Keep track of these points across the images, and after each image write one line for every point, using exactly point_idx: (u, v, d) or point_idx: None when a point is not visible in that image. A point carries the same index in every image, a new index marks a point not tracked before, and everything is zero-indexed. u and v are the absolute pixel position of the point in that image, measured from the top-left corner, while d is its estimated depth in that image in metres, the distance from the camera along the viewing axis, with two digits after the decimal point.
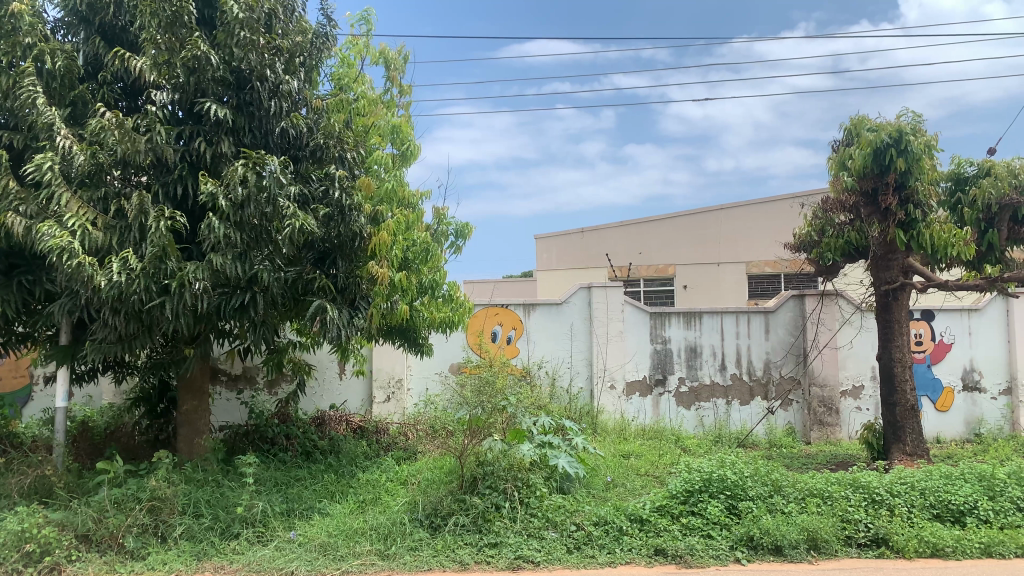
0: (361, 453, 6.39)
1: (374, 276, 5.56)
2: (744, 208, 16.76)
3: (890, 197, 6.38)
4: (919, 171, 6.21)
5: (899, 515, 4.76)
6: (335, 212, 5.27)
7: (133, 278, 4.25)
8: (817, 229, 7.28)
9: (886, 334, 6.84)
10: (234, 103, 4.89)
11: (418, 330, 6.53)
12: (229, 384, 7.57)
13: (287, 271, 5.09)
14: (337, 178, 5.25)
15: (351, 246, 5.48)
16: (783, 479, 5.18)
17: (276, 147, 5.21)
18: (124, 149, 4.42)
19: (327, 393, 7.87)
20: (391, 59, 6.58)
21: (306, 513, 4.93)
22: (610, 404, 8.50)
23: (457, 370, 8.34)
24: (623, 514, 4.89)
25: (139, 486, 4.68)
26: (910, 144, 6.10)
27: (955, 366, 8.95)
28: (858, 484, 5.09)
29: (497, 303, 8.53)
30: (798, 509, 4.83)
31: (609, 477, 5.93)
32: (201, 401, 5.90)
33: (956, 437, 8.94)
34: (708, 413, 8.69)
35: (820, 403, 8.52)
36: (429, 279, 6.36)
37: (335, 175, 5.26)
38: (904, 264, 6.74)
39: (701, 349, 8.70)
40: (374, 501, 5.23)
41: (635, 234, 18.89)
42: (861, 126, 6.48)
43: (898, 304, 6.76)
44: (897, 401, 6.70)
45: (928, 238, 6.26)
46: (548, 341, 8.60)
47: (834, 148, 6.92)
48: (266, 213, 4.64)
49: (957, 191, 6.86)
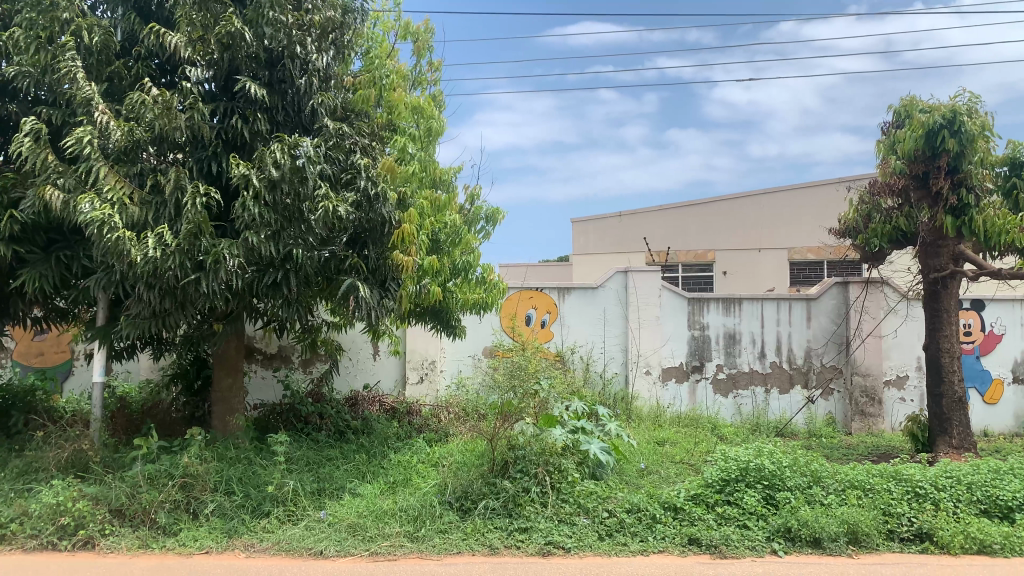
0: (393, 434, 6.37)
1: (401, 263, 5.39)
2: (787, 193, 16.42)
3: (941, 181, 6.10)
4: (973, 152, 5.93)
5: (944, 510, 4.59)
6: (364, 200, 5.19)
7: (168, 255, 4.25)
8: (863, 214, 6.98)
9: (933, 323, 6.63)
10: (267, 81, 4.90)
11: (451, 312, 6.45)
12: (264, 363, 7.62)
13: (320, 251, 5.07)
14: (363, 165, 5.12)
15: (381, 231, 5.40)
16: (822, 470, 5.02)
17: (310, 127, 5.20)
18: (161, 124, 4.43)
19: (361, 373, 7.85)
20: (417, 33, 6.47)
21: (337, 493, 4.93)
22: (645, 390, 8.42)
23: (491, 353, 8.27)
24: (657, 502, 4.80)
25: (172, 462, 4.70)
26: (964, 125, 5.82)
27: (1005, 358, 8.66)
28: (900, 477, 4.93)
29: (532, 286, 8.45)
30: (838, 501, 4.67)
31: (642, 464, 5.85)
32: (236, 378, 5.96)
33: (1005, 430, 8.65)
34: (746, 401, 8.53)
35: (862, 393, 8.30)
36: (463, 261, 6.24)
37: (361, 161, 5.12)
38: (955, 251, 6.47)
39: (740, 337, 8.53)
40: (404, 482, 5.20)
41: (674, 218, 18.64)
42: (914, 107, 6.23)
43: (948, 293, 6.54)
44: (944, 392, 6.51)
45: (982, 224, 6.01)
46: (583, 325, 8.50)
47: (884, 131, 6.67)
48: (299, 192, 4.63)
49: (1015, 175, 6.62)
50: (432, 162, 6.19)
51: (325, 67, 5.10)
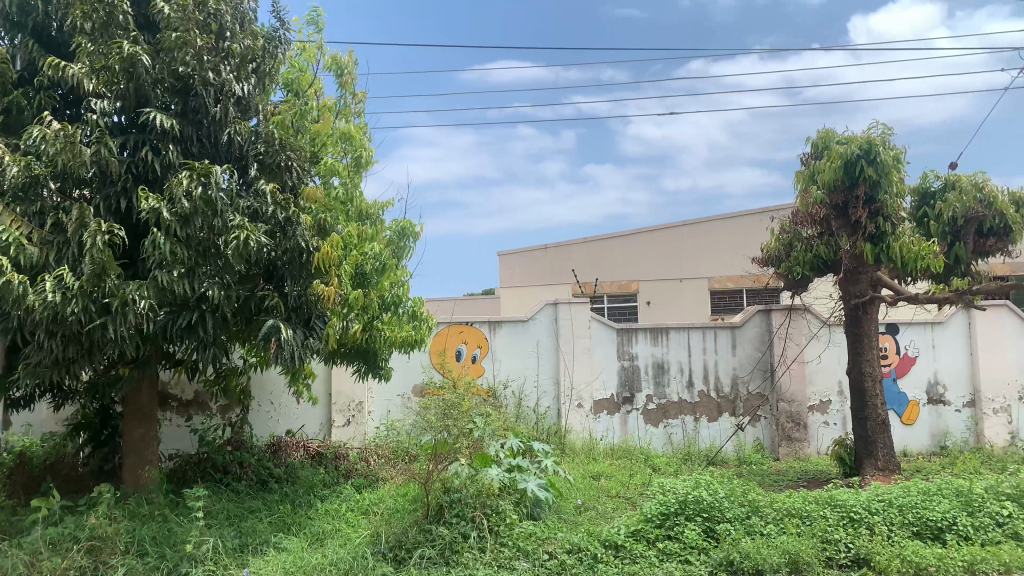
0: (319, 481, 6.09)
1: (321, 295, 5.23)
2: (706, 223, 16.81)
3: (859, 210, 6.30)
4: (888, 181, 6.17)
5: (880, 534, 4.62)
6: (275, 228, 5.00)
7: (69, 298, 3.95)
8: (785, 243, 7.11)
9: (856, 348, 6.79)
10: (179, 111, 4.66)
11: (378, 351, 6.20)
12: (180, 411, 7.21)
13: (237, 289, 4.83)
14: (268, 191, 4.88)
15: (299, 261, 5.16)
16: (760, 499, 5.02)
17: (226, 158, 4.97)
18: (65, 159, 4.14)
19: (284, 418, 7.50)
20: (342, 64, 6.34)
21: (261, 548, 4.62)
22: (578, 424, 8.32)
23: (420, 391, 8.05)
24: (598, 541, 4.68)
25: (77, 524, 4.33)
26: (880, 156, 6.07)
27: (919, 379, 8.96)
28: (835, 503, 4.97)
29: (462, 321, 8.28)
30: (778, 531, 4.65)
31: (579, 500, 5.74)
32: (150, 428, 5.60)
33: (922, 450, 8.91)
34: (677, 431, 8.54)
35: (788, 418, 8.43)
36: (392, 295, 6.09)
37: (267, 189, 4.87)
38: (873, 277, 6.67)
39: (668, 366, 8.57)
40: (333, 533, 4.93)
41: (598, 251, 18.84)
42: (830, 139, 6.45)
43: (867, 317, 6.71)
44: (868, 415, 6.65)
45: (897, 251, 6.17)
46: (514, 359, 8.38)
47: (803, 162, 6.84)
48: (213, 226, 4.41)
49: (923, 205, 7.02)
50: (357, 196, 6.02)
51: (244, 96, 4.93)
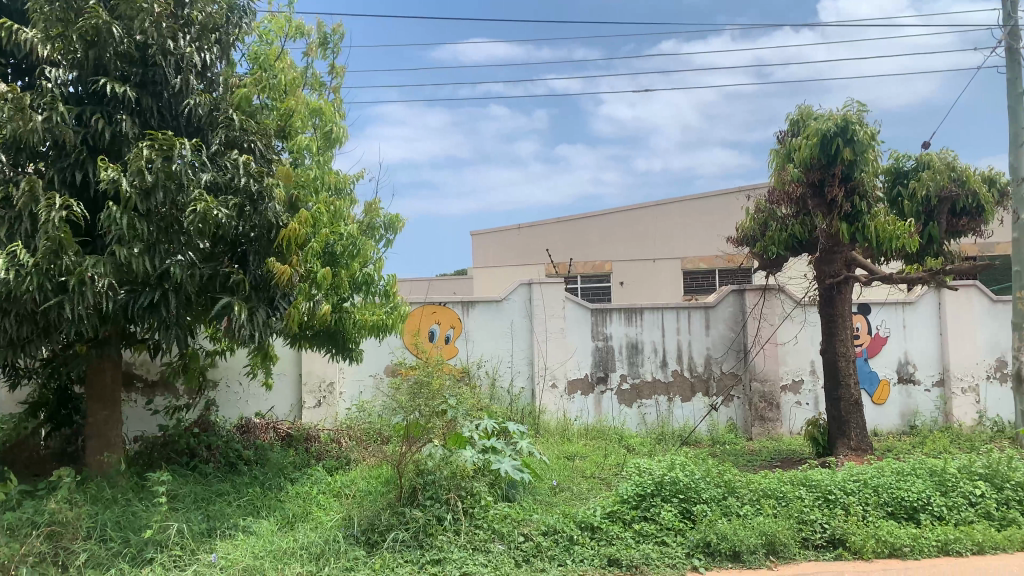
0: (290, 463, 5.97)
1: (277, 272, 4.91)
2: (680, 203, 16.79)
3: (835, 188, 6.25)
4: (865, 160, 6.14)
5: (855, 515, 4.62)
6: (246, 201, 4.83)
7: (23, 275, 3.79)
8: (760, 223, 7.07)
9: (829, 328, 6.79)
10: (138, 82, 4.47)
11: (349, 332, 6.05)
12: (144, 392, 7.06)
13: (201, 268, 4.69)
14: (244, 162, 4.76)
15: (268, 238, 5.06)
16: (736, 480, 4.98)
17: (188, 131, 4.79)
18: (15, 127, 4.02)
19: (253, 400, 7.33)
20: (308, 34, 6.10)
21: (229, 532, 4.50)
22: (552, 404, 8.26)
23: (392, 372, 7.94)
24: (573, 522, 4.62)
25: (36, 509, 4.18)
26: (856, 134, 6.01)
27: (890, 359, 9.01)
28: (811, 483, 4.96)
29: (436, 301, 8.12)
30: (753, 511, 4.62)
31: (554, 481, 5.68)
32: (114, 410, 5.43)
33: (892, 430, 8.99)
34: (650, 411, 8.53)
35: (761, 398, 8.45)
36: (363, 274, 5.96)
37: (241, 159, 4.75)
38: (847, 257, 6.66)
39: (642, 346, 8.53)
40: (303, 516, 4.83)
41: (571, 231, 18.76)
42: (807, 117, 6.38)
43: (841, 297, 6.72)
44: (841, 395, 6.68)
45: (873, 231, 6.15)
46: (487, 340, 8.28)
47: (779, 140, 6.77)
48: (176, 201, 4.25)
49: (897, 185, 7.00)
50: (327, 172, 5.84)
51: (206, 66, 4.77)
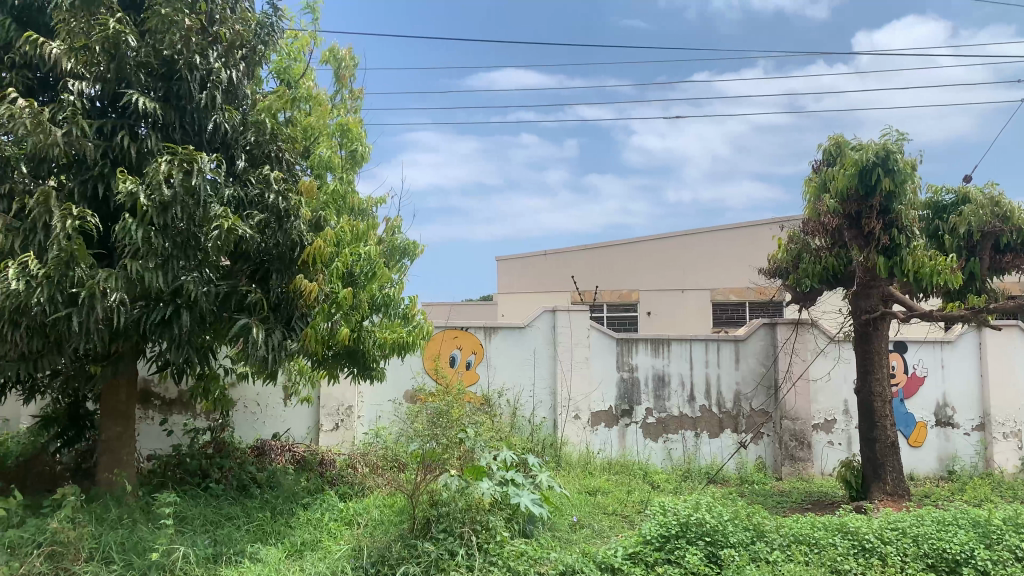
0: (303, 488, 5.82)
1: (303, 290, 4.86)
2: (710, 234, 16.57)
3: (873, 220, 6.03)
4: (904, 192, 5.91)
5: (892, 565, 4.35)
6: (271, 218, 4.77)
7: (34, 286, 3.73)
8: (794, 255, 6.84)
9: (865, 366, 6.53)
10: (162, 96, 4.41)
11: (368, 355, 5.92)
12: (162, 410, 6.99)
13: (218, 285, 4.61)
14: (272, 178, 4.74)
15: (289, 257, 4.97)
16: (766, 523, 4.75)
17: (210, 147, 4.70)
18: (35, 141, 3.94)
19: (270, 421, 7.24)
20: (339, 57, 6.13)
21: (235, 559, 4.35)
22: (574, 436, 8.06)
23: (412, 397, 7.79)
24: (593, 562, 4.41)
25: (38, 528, 4.05)
26: (897, 164, 5.79)
27: (927, 401, 8.69)
28: (846, 530, 4.71)
29: (457, 326, 8.04)
30: (784, 558, 4.37)
31: (574, 517, 5.48)
32: (128, 426, 5.35)
33: (930, 474, 8.65)
34: (676, 446, 8.26)
35: (791, 437, 8.16)
36: (382, 296, 5.79)
37: (270, 175, 4.75)
38: (884, 293, 6.45)
39: (669, 378, 8.30)
40: (312, 545, 4.67)
41: (599, 259, 18.59)
42: (843, 145, 6.19)
43: (879, 334, 6.45)
44: (878, 437, 6.39)
45: (911, 265, 5.86)
46: (509, 368, 8.11)
47: (814, 170, 6.58)
48: (193, 216, 4.16)
49: (936, 218, 6.77)
50: (351, 193, 5.76)
51: (232, 82, 4.69)
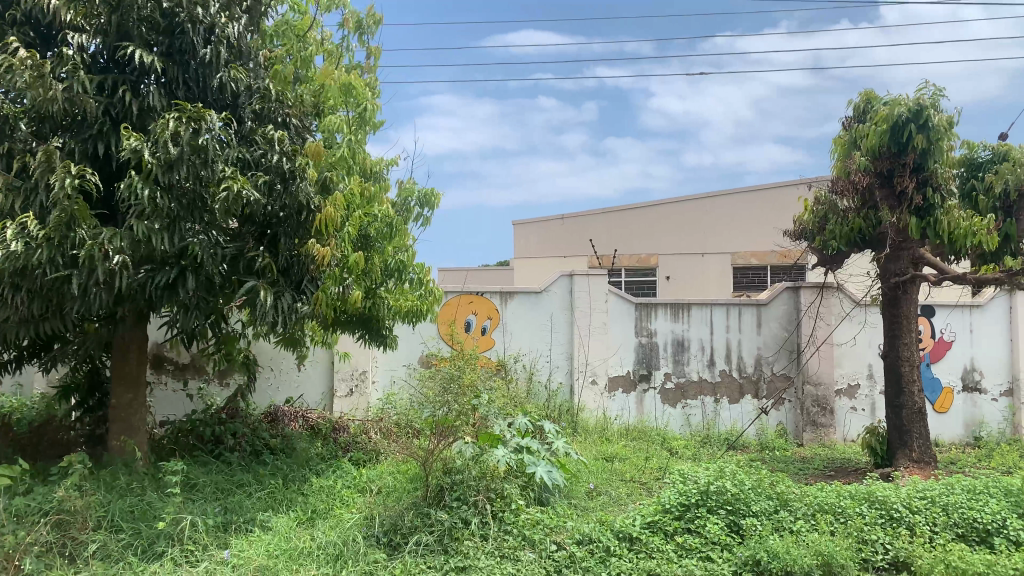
0: (316, 455, 5.75)
1: (316, 256, 4.65)
2: (733, 197, 16.18)
3: (906, 179, 5.77)
4: (940, 149, 5.64)
5: (921, 535, 4.21)
6: (277, 179, 4.58)
7: (34, 247, 3.61)
8: (820, 216, 6.62)
9: (893, 331, 6.33)
10: (164, 51, 4.23)
11: (381, 320, 5.80)
12: (176, 374, 6.93)
13: (225, 247, 4.46)
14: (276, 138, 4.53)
15: (298, 219, 4.73)
16: (789, 492, 4.61)
17: (215, 104, 4.53)
18: (35, 96, 3.82)
19: (284, 386, 7.16)
20: (343, 5, 5.83)
21: (245, 527, 4.28)
22: (591, 402, 7.92)
23: (426, 363, 7.68)
24: (610, 531, 4.29)
25: (46, 497, 3.99)
26: (930, 119, 5.54)
27: (954, 365, 8.47)
28: (874, 499, 4.55)
29: (472, 291, 7.89)
30: (808, 528, 4.23)
31: (591, 484, 5.36)
32: (139, 394, 5.25)
33: (956, 440, 8.44)
34: (695, 412, 8.14)
35: (814, 402, 7.98)
36: (395, 261, 5.67)
37: (274, 135, 4.54)
38: (915, 255, 6.23)
39: (689, 344, 8.13)
40: (324, 513, 4.59)
41: (618, 221, 18.34)
42: (876, 100, 5.93)
43: (908, 298, 6.23)
44: (904, 403, 6.21)
45: (946, 227, 5.66)
46: (526, 333, 7.98)
47: (843, 127, 6.33)
48: (200, 176, 4.01)
49: (972, 177, 6.51)
50: (362, 154, 5.60)
51: (237, 36, 4.49)
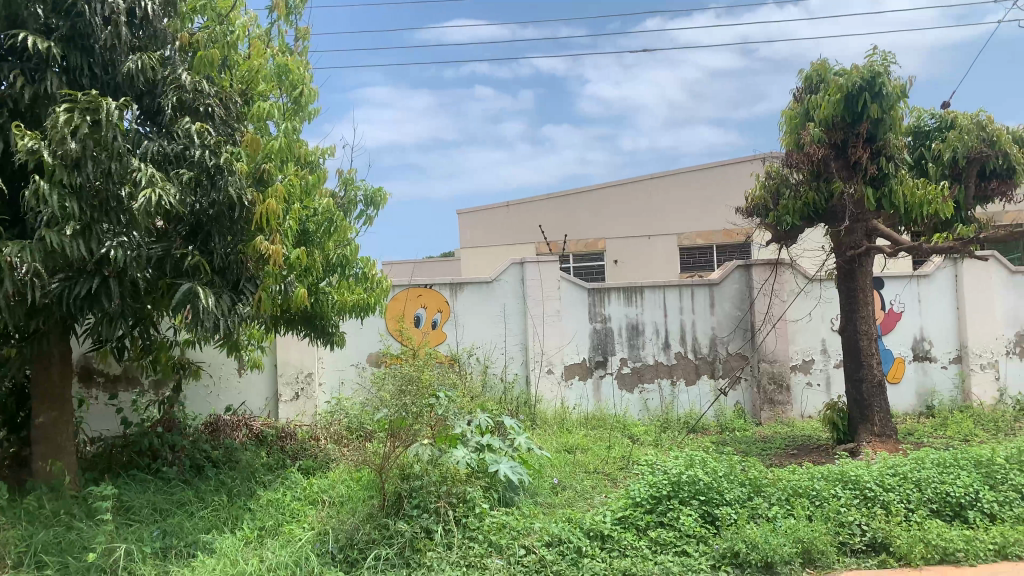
0: (262, 464, 5.41)
1: (268, 254, 4.33)
2: (678, 177, 16.21)
3: (860, 149, 5.75)
4: (892, 118, 5.65)
5: (897, 514, 4.09)
6: (201, 175, 4.16)
7: None
8: (772, 191, 6.54)
9: (849, 305, 6.26)
10: (64, 34, 3.82)
11: (326, 318, 5.48)
12: (106, 387, 6.46)
13: (150, 249, 4.07)
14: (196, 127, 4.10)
15: (230, 216, 4.33)
16: (762, 476, 4.45)
17: (128, 92, 4.13)
18: None
19: (225, 394, 6.73)
20: None
21: (187, 552, 3.94)
22: (548, 391, 7.73)
23: (378, 361, 7.40)
24: (579, 530, 4.06)
25: None
26: (885, 88, 5.48)
27: (904, 335, 8.51)
28: (847, 479, 4.44)
29: (420, 283, 7.56)
30: (784, 513, 4.08)
31: (554, 479, 5.13)
32: (64, 410, 4.82)
33: (908, 410, 8.50)
34: (653, 396, 7.99)
35: (770, 380, 7.92)
36: (337, 256, 5.31)
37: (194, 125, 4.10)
38: (869, 227, 6.16)
39: (643, 327, 7.98)
40: (274, 530, 4.28)
41: (563, 206, 18.17)
42: (827, 71, 5.84)
43: (863, 272, 6.18)
44: (864, 377, 6.16)
45: (902, 197, 5.65)
46: (478, 324, 7.71)
47: (793, 99, 6.22)
48: (111, 172, 3.59)
49: (920, 146, 6.45)
50: (298, 143, 5.24)
51: (144, 15, 4.08)
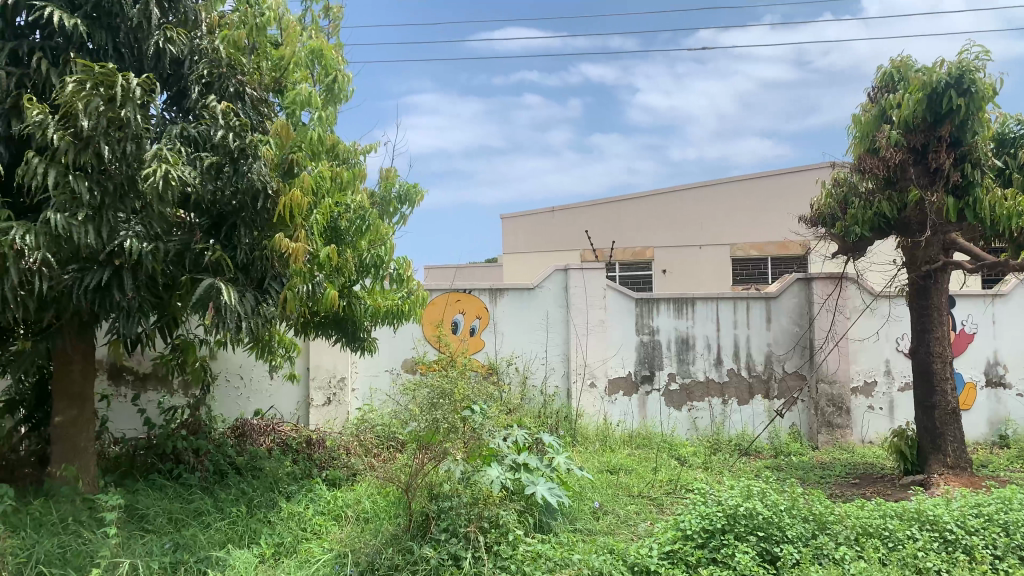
0: (288, 474, 5.14)
1: (287, 250, 4.01)
2: (730, 185, 15.69)
3: (942, 153, 5.27)
4: (978, 120, 5.17)
5: (983, 562, 3.62)
6: (225, 162, 3.94)
7: None
8: (840, 200, 6.09)
9: (921, 324, 5.77)
10: (88, 12, 3.60)
11: (358, 322, 5.20)
12: (135, 386, 6.28)
13: (169, 242, 3.83)
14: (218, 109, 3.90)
15: (256, 208, 4.10)
16: (827, 511, 4.02)
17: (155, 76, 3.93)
18: None
19: (255, 397, 6.53)
20: None
21: (198, 567, 3.65)
22: (590, 407, 7.34)
23: (411, 368, 7.11)
24: (623, 564, 3.69)
25: None
26: (974, 84, 5.00)
27: (976, 360, 7.93)
28: (925, 518, 3.98)
29: (460, 288, 7.30)
30: (853, 556, 3.64)
31: (596, 502, 4.76)
32: (84, 410, 4.60)
33: (980, 440, 7.93)
34: (702, 415, 7.54)
35: (829, 402, 7.42)
36: (371, 256, 4.98)
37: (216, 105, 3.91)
38: (947, 239, 5.63)
39: (694, 341, 7.55)
40: (292, 548, 3.99)
41: (610, 214, 17.77)
42: (908, 67, 5.39)
43: (937, 288, 5.70)
44: (936, 403, 5.65)
45: (987, 207, 5.16)
46: (518, 333, 7.37)
47: (868, 98, 5.77)
48: (124, 153, 3.34)
49: (1003, 153, 5.93)
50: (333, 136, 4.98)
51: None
